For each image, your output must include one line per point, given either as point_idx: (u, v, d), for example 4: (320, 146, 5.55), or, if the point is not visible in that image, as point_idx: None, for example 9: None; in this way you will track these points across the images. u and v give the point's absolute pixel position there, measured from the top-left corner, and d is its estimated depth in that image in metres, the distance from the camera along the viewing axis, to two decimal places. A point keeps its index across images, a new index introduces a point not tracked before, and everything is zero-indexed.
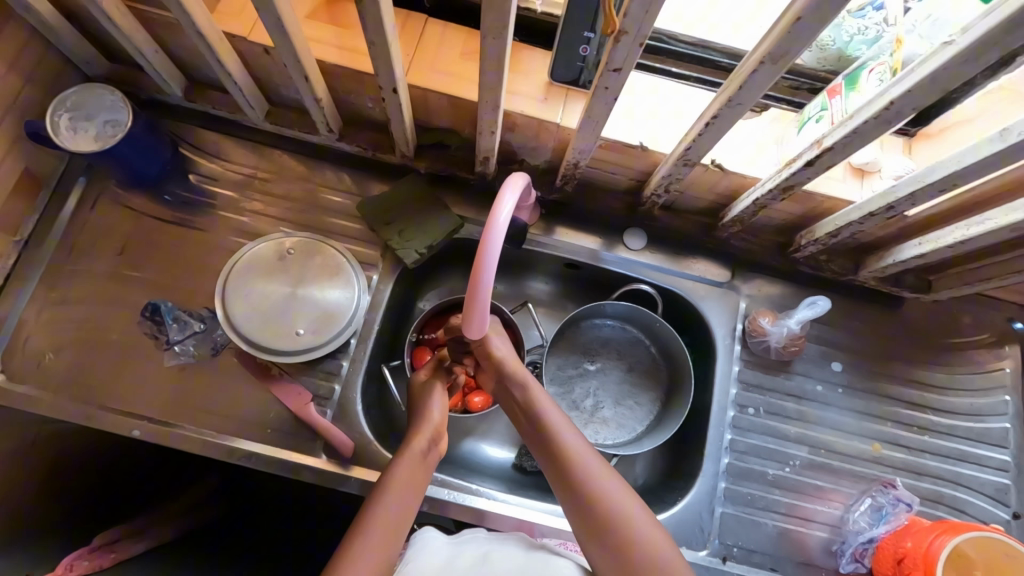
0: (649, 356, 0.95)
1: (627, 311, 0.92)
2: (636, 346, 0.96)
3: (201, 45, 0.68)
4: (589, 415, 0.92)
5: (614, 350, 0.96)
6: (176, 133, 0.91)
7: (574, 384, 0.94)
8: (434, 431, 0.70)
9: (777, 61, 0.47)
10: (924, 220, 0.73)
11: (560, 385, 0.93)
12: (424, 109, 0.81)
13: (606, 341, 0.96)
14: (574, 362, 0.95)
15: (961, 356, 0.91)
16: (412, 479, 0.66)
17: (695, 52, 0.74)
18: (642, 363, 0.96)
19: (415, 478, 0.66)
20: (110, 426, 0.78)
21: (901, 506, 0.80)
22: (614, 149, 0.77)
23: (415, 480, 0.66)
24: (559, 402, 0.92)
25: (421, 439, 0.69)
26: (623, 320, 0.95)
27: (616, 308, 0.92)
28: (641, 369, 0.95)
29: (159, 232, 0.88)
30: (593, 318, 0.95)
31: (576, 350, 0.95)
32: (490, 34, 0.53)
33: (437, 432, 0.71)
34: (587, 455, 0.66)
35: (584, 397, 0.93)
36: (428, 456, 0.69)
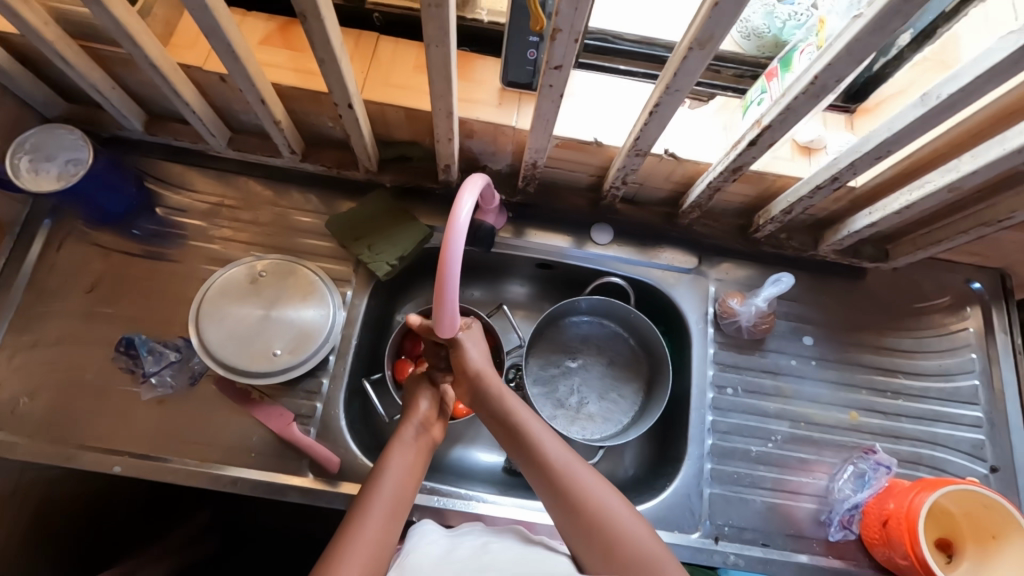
0: (629, 348, 0.97)
1: (603, 306, 0.94)
2: (615, 339, 0.97)
3: (156, 78, 0.69)
4: (575, 411, 0.93)
5: (593, 345, 0.97)
6: (140, 167, 0.91)
7: (557, 382, 0.94)
8: (422, 419, 0.74)
9: (704, 46, 0.49)
10: (871, 190, 0.76)
11: (544, 385, 0.94)
12: (384, 124, 0.83)
13: (586, 338, 0.97)
14: (556, 361, 0.96)
15: (926, 320, 0.94)
16: (406, 473, 0.68)
17: (641, 50, 0.76)
18: (622, 355, 0.97)
19: (406, 476, 0.69)
20: (91, 465, 0.77)
21: (881, 470, 0.83)
22: (570, 147, 0.79)
23: (409, 471, 0.69)
24: (544, 402, 0.93)
25: (409, 427, 0.73)
26: (599, 316, 0.97)
27: (591, 303, 0.94)
28: (621, 361, 0.96)
29: (130, 267, 0.88)
30: (569, 315, 0.96)
31: (556, 348, 0.96)
32: (433, 43, 0.55)
33: (426, 422, 0.74)
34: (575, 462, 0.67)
35: (569, 394, 0.94)
36: (419, 444, 0.72)
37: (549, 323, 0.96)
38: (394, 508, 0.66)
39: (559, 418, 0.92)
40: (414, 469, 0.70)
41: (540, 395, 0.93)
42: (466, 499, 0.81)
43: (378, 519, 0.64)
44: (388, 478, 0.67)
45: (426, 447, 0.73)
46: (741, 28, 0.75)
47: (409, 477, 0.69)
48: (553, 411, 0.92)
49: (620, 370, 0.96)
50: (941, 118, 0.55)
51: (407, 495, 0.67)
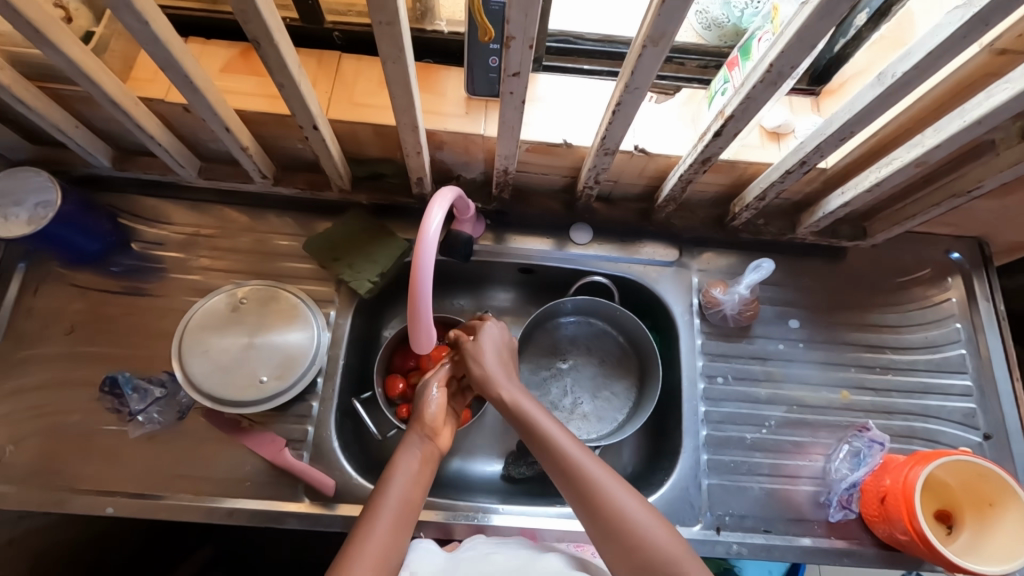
0: (618, 345, 0.96)
1: (588, 305, 0.93)
2: (604, 338, 0.97)
3: (118, 114, 0.69)
4: (568, 413, 0.93)
5: (582, 346, 0.97)
6: (113, 203, 0.91)
7: (549, 385, 0.94)
8: (429, 427, 0.74)
9: (658, 43, 0.49)
10: (842, 170, 0.77)
11: (536, 389, 0.94)
12: (353, 142, 0.82)
13: (574, 338, 0.97)
14: (546, 363, 0.96)
15: (909, 294, 0.94)
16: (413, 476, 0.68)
17: (603, 48, 0.78)
18: (612, 353, 0.96)
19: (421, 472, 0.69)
20: (84, 508, 0.76)
21: (876, 447, 0.84)
22: (540, 151, 0.79)
23: (417, 475, 0.68)
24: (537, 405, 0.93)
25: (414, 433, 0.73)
26: (585, 315, 0.96)
27: (577, 303, 0.93)
28: (612, 359, 0.96)
29: (110, 305, 0.87)
30: (556, 317, 0.96)
31: (544, 350, 0.96)
32: (389, 59, 0.55)
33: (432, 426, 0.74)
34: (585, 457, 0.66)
35: (561, 396, 0.94)
36: (426, 453, 0.71)
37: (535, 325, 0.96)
38: (407, 498, 0.66)
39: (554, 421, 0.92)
40: (425, 474, 0.69)
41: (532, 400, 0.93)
42: (466, 511, 0.80)
43: (388, 527, 0.63)
44: (397, 484, 0.67)
45: (432, 456, 0.71)
46: (702, 19, 0.76)
47: (417, 482, 0.68)
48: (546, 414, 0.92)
49: (611, 369, 0.96)
50: (899, 96, 0.55)
51: (416, 501, 0.67)
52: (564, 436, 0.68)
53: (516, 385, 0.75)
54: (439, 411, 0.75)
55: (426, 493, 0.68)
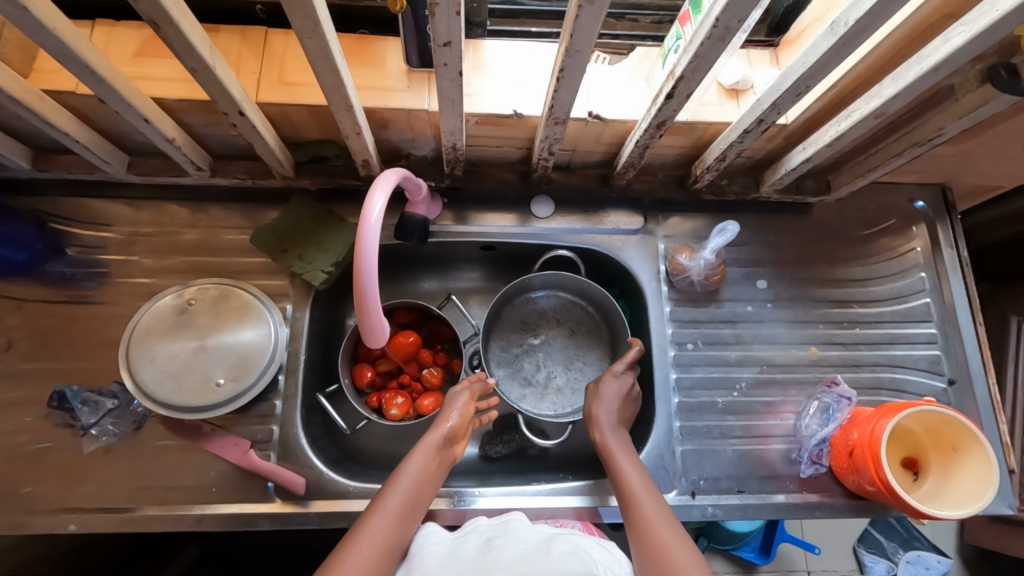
0: (589, 316, 0.95)
1: (556, 279, 0.91)
2: (574, 310, 0.95)
3: (21, 111, 0.62)
4: (543, 389, 0.91)
5: (552, 321, 0.95)
6: (40, 207, 0.84)
7: (521, 362, 0.93)
8: (451, 431, 0.74)
9: (593, 2, 0.46)
10: (802, 125, 0.74)
11: (508, 366, 0.92)
12: (290, 125, 0.77)
13: (544, 312, 0.95)
14: (517, 340, 0.94)
15: (874, 246, 0.94)
16: (424, 471, 0.68)
17: (551, 8, 0.74)
18: (583, 325, 0.95)
19: (432, 472, 0.70)
20: (46, 528, 0.74)
21: (844, 401, 0.84)
22: (490, 123, 0.75)
23: (427, 475, 0.69)
24: (510, 383, 0.91)
25: (434, 433, 0.73)
26: (552, 287, 0.94)
27: (544, 278, 0.91)
28: (584, 331, 0.94)
29: (50, 316, 0.83)
30: (524, 292, 0.94)
31: (513, 326, 0.94)
32: (305, 34, 0.50)
33: (454, 434, 0.74)
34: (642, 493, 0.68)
35: (534, 372, 0.92)
36: (441, 456, 0.72)
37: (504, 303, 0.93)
38: (416, 496, 0.67)
39: (528, 399, 0.91)
40: (434, 474, 0.70)
41: (505, 378, 0.91)
42: (451, 496, 0.79)
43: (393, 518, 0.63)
44: (407, 478, 0.67)
45: (444, 459, 0.72)
46: None
47: (428, 482, 0.68)
48: (519, 392, 0.91)
49: (582, 342, 0.94)
50: (853, 46, 0.52)
51: (423, 499, 0.67)
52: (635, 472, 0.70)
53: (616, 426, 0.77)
54: (460, 419, 0.75)
55: (433, 493, 0.69)
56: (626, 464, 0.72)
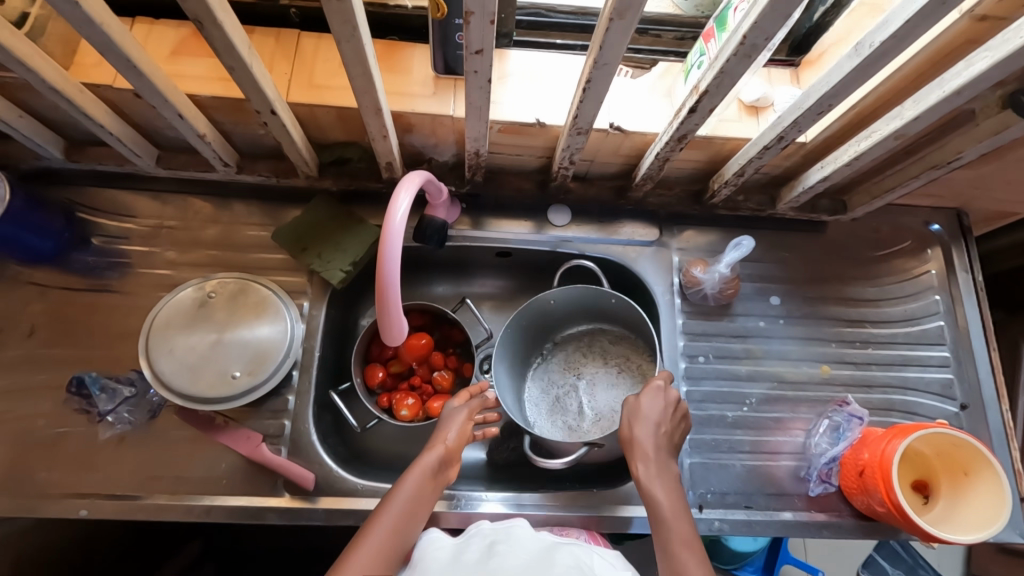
0: (635, 346, 0.90)
1: (590, 313, 0.91)
2: (622, 344, 0.91)
3: (61, 103, 0.64)
4: (587, 428, 0.84)
5: (596, 356, 0.91)
6: (69, 197, 0.86)
7: (565, 402, 0.88)
8: (446, 453, 0.71)
9: (624, 16, 0.47)
10: (821, 144, 0.75)
11: (548, 407, 0.88)
12: (317, 126, 0.79)
13: (587, 350, 0.92)
14: (560, 379, 0.90)
15: (888, 267, 0.94)
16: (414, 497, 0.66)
17: (576, 21, 0.76)
18: (631, 361, 0.89)
19: (422, 496, 0.68)
20: (57, 512, 0.75)
21: (854, 421, 0.84)
22: (513, 131, 0.76)
23: (418, 501, 0.67)
24: (552, 424, 0.86)
25: (428, 454, 0.70)
26: (596, 325, 0.93)
27: (563, 296, 0.86)
28: (631, 366, 0.88)
29: (72, 304, 0.84)
30: (564, 329, 0.93)
31: (559, 368, 0.91)
32: (342, 38, 0.52)
33: (448, 455, 0.71)
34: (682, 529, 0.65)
35: (577, 411, 0.86)
36: (434, 481, 0.69)
37: (543, 342, 0.93)
38: (406, 523, 0.65)
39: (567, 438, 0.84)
40: (425, 500, 0.68)
41: (545, 418, 0.87)
42: (458, 499, 0.80)
43: (379, 544, 0.62)
44: (397, 502, 0.66)
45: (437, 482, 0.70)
46: None
47: (420, 509, 0.67)
48: (559, 433, 0.85)
49: (632, 377, 0.88)
50: (876, 67, 0.53)
51: (414, 527, 0.66)
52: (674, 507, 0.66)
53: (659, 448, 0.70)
54: (456, 440, 0.72)
55: (425, 520, 0.67)
56: (665, 498, 0.67)
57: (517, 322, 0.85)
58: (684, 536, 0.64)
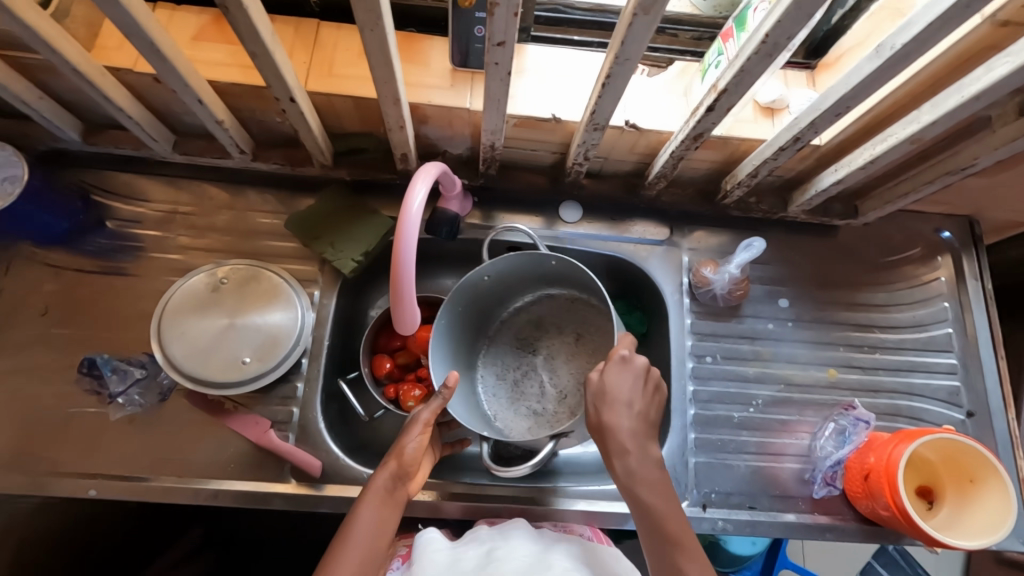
0: (589, 305, 0.89)
1: (532, 280, 0.87)
2: (579, 304, 0.90)
3: (82, 84, 0.65)
4: (551, 407, 0.84)
5: (547, 327, 0.91)
6: (85, 180, 0.87)
7: (524, 386, 0.87)
8: (401, 468, 0.69)
9: (648, 11, 0.47)
10: (836, 147, 0.75)
11: (509, 395, 0.87)
12: (333, 116, 0.79)
13: (536, 320, 0.91)
14: (515, 362, 0.89)
15: (898, 273, 0.94)
16: (376, 520, 0.65)
17: (594, 18, 0.76)
18: (587, 326, 0.89)
19: (385, 516, 0.66)
20: (66, 491, 0.75)
21: (861, 425, 0.84)
22: (528, 125, 0.77)
23: (381, 524, 0.65)
24: (517, 412, 0.85)
25: (383, 474, 0.68)
26: (544, 292, 0.91)
27: (502, 266, 0.80)
28: (587, 332, 0.88)
29: (85, 286, 0.85)
30: (512, 303, 0.91)
31: (514, 346, 0.90)
32: (366, 26, 0.52)
33: (405, 469, 0.69)
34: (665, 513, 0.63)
35: (539, 392, 0.86)
36: (392, 501, 0.67)
37: (489, 320, 0.90)
38: (372, 547, 0.64)
39: (535, 424, 0.83)
40: (387, 520, 0.66)
41: (509, 407, 0.85)
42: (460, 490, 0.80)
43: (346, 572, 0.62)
44: (361, 525, 0.64)
45: (399, 498, 0.68)
46: None
47: (380, 535, 0.65)
48: (528, 422, 0.84)
49: (591, 343, 0.88)
50: (896, 70, 0.53)
51: (376, 555, 0.64)
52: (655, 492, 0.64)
53: (635, 432, 0.65)
54: (412, 451, 0.69)
55: (388, 544, 0.65)
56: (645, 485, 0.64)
57: (459, 305, 0.81)
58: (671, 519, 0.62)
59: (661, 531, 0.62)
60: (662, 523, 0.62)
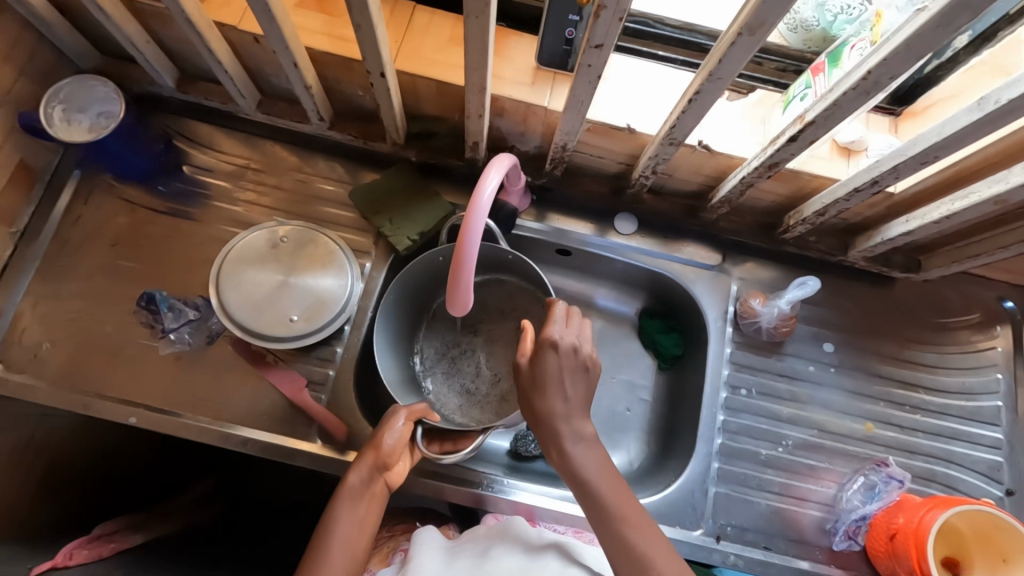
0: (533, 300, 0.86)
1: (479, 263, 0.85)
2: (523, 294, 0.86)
3: (193, 34, 0.68)
4: (482, 389, 0.84)
5: (490, 309, 0.88)
6: (169, 124, 0.91)
7: (460, 365, 0.86)
8: (378, 461, 0.69)
9: (754, 33, 0.48)
10: (911, 197, 0.74)
11: (446, 370, 0.86)
12: (412, 95, 0.82)
13: (481, 303, 0.88)
14: (455, 339, 0.88)
15: (953, 336, 0.91)
16: (356, 520, 0.65)
17: (681, 36, 0.75)
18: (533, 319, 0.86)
19: (366, 512, 0.67)
20: (109, 414, 0.79)
21: (893, 484, 0.81)
22: (600, 132, 0.78)
23: (362, 522, 0.66)
24: (450, 389, 0.85)
25: (359, 471, 0.68)
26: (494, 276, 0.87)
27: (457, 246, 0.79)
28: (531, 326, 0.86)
29: (154, 224, 0.89)
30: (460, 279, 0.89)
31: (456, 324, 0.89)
32: (473, 12, 0.54)
33: (381, 462, 0.69)
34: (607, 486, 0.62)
35: (475, 373, 0.85)
36: (369, 495, 0.68)
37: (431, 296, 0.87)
38: (355, 546, 0.65)
39: (465, 403, 0.84)
40: (368, 516, 0.67)
41: (443, 381, 0.86)
42: (471, 479, 0.81)
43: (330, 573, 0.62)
44: (342, 524, 0.65)
45: (379, 493, 0.69)
46: (788, 20, 0.72)
47: (359, 532, 0.65)
48: (460, 401, 0.84)
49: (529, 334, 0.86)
50: (996, 125, 0.53)
51: (358, 554, 0.65)
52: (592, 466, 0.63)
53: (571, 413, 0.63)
54: (391, 444, 0.69)
55: (370, 542, 0.66)
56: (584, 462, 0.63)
57: (407, 280, 0.80)
58: (616, 504, 0.62)
59: (609, 515, 0.61)
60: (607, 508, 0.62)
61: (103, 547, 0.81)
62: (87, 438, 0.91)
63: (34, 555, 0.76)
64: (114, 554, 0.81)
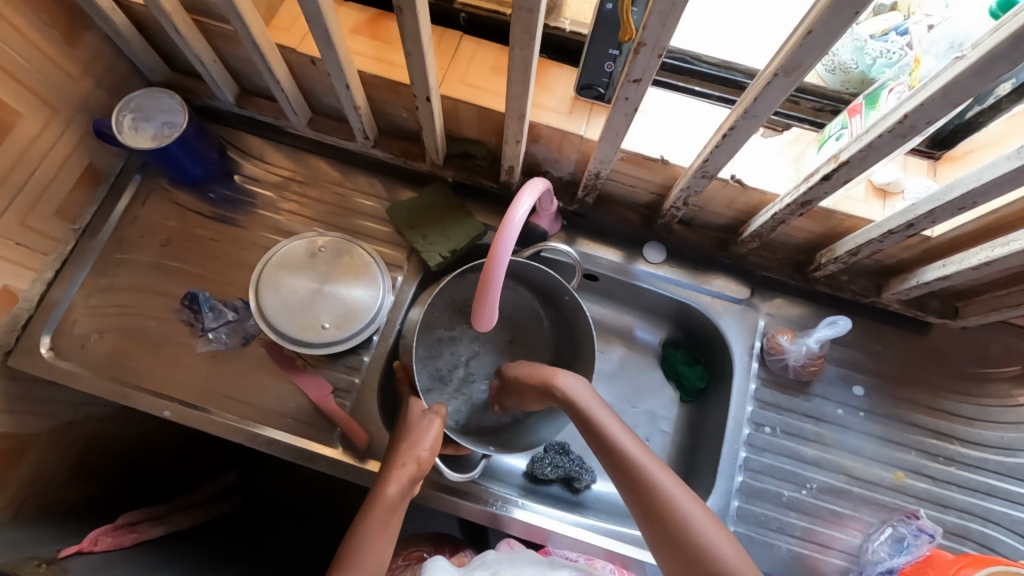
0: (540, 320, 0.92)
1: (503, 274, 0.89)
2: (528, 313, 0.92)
3: (255, 55, 0.73)
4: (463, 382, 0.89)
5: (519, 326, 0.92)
6: (226, 136, 0.97)
7: (444, 348, 0.89)
8: (416, 472, 0.67)
9: (790, 74, 0.50)
10: (948, 242, 0.74)
11: (428, 352, 0.88)
12: (454, 119, 0.85)
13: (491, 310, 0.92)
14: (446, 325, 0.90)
15: (991, 388, 0.87)
16: (385, 541, 0.63)
17: (717, 73, 0.76)
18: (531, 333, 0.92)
19: (391, 524, 0.64)
20: (146, 406, 0.83)
21: (923, 537, 0.78)
22: (634, 161, 0.79)
23: (388, 535, 0.64)
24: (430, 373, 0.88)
25: (395, 483, 0.65)
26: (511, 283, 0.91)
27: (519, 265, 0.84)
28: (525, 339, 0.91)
29: (203, 229, 0.94)
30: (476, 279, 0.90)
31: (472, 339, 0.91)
32: (518, 44, 0.56)
33: (418, 472, 0.68)
34: (610, 424, 0.66)
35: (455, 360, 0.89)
36: (401, 508, 0.66)
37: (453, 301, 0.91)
38: (379, 560, 0.63)
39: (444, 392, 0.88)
40: (394, 529, 0.65)
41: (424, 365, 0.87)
42: (484, 496, 0.80)
43: None
44: (371, 543, 0.62)
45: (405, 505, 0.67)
46: (827, 62, 0.72)
47: (388, 544, 0.64)
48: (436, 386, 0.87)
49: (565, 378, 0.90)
50: None
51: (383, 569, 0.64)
52: (598, 407, 0.67)
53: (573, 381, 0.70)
54: (430, 454, 0.68)
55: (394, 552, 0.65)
56: (596, 407, 0.67)
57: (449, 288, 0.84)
58: (651, 470, 0.61)
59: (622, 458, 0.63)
60: (650, 490, 0.60)
61: (125, 537, 0.83)
62: (121, 426, 0.95)
63: (64, 535, 0.79)
64: (135, 545, 0.83)
